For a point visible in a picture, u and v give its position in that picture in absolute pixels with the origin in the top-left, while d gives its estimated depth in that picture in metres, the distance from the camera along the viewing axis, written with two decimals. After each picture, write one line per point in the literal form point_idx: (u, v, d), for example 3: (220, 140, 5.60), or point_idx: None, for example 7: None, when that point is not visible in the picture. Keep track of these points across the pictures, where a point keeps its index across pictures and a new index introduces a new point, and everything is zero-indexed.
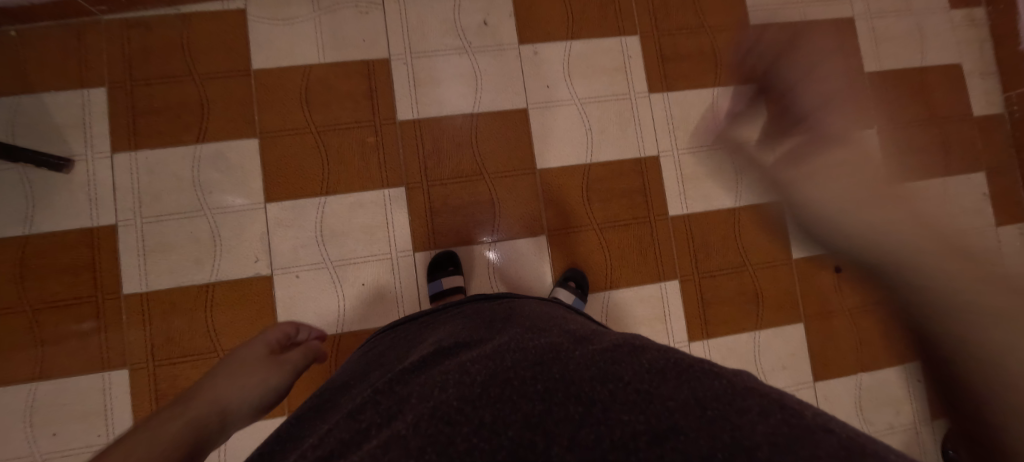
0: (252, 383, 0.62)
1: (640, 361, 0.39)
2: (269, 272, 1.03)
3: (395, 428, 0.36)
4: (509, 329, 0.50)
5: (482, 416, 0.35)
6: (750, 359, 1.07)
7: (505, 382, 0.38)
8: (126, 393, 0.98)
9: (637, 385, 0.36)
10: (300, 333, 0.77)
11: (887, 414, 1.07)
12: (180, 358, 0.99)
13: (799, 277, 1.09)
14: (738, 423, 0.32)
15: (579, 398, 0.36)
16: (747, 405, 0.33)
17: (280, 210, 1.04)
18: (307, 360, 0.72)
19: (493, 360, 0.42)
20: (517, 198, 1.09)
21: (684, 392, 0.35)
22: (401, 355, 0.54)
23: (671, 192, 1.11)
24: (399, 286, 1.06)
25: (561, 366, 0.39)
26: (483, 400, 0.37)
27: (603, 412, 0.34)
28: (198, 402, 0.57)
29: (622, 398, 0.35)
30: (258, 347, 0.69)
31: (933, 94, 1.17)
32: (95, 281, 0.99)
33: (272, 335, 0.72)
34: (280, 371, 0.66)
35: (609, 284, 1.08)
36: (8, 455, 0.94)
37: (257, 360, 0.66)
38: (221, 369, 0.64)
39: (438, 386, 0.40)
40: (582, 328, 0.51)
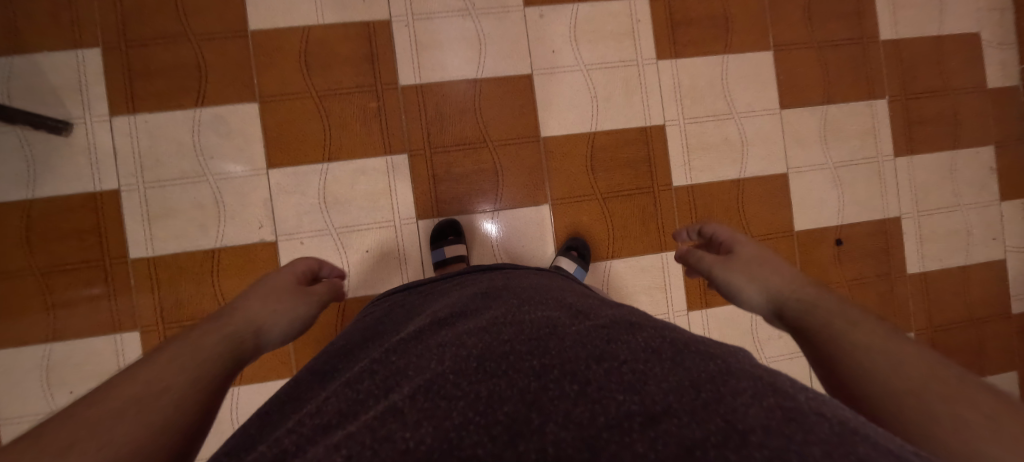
0: (284, 310, 0.64)
1: (634, 339, 0.39)
2: (273, 239, 1.03)
3: (389, 399, 0.34)
4: (505, 303, 0.50)
5: (478, 391, 0.34)
6: (747, 329, 1.10)
7: (501, 357, 0.38)
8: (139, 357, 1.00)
9: (632, 364, 0.36)
10: (325, 271, 0.78)
11: None
12: (189, 321, 1.01)
13: (800, 248, 1.09)
14: (732, 406, 0.31)
15: (575, 376, 0.35)
16: (740, 388, 0.33)
17: (282, 177, 1.04)
18: (326, 298, 0.72)
19: (490, 335, 0.41)
20: (521, 166, 1.08)
21: (679, 374, 0.34)
22: (398, 327, 0.54)
23: (676, 161, 1.10)
24: (403, 254, 1.07)
25: (557, 342, 0.39)
26: (479, 375, 0.36)
27: (598, 390, 0.33)
28: (234, 319, 0.59)
29: (618, 378, 0.34)
30: (285, 276, 0.70)
31: (948, 63, 1.14)
32: (102, 245, 1.00)
33: (299, 269, 0.73)
34: (307, 302, 0.68)
35: (611, 254, 1.09)
36: (27, 412, 0.98)
37: (284, 288, 0.67)
38: (257, 290, 0.65)
39: (435, 360, 0.39)
40: (578, 301, 0.52)
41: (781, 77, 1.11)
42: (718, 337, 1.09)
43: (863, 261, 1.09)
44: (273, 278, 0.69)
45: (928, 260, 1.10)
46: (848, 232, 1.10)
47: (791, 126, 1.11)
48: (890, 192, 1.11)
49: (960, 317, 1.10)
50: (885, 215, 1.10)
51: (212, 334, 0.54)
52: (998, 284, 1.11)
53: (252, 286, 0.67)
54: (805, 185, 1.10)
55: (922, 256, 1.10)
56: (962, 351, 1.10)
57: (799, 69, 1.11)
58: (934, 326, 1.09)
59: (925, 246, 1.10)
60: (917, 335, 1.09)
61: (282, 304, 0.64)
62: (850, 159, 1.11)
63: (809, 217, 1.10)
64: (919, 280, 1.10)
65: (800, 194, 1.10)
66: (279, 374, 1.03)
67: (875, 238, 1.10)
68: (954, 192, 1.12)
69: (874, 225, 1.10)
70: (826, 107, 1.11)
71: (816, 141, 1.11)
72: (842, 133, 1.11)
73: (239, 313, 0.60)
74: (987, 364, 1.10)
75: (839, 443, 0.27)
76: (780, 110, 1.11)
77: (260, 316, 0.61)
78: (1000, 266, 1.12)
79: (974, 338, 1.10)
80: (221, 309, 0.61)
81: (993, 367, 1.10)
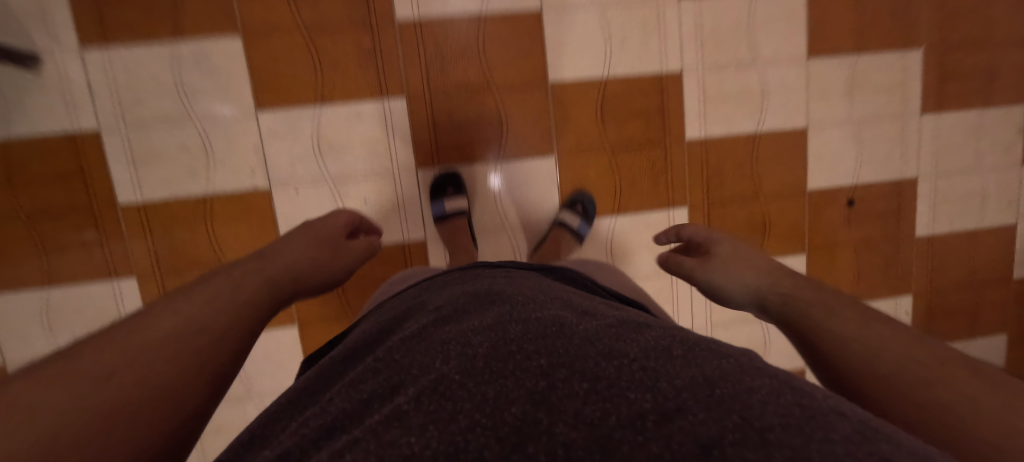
0: (327, 264, 0.66)
1: (644, 338, 0.39)
2: (267, 186, 0.99)
3: (392, 403, 0.32)
4: (507, 298, 0.49)
5: (484, 391, 0.32)
6: None
7: (507, 355, 0.36)
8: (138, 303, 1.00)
9: (642, 362, 0.35)
10: (362, 226, 0.79)
11: None
12: (185, 269, 1.00)
13: (810, 208, 1.06)
14: (748, 403, 0.30)
15: (583, 374, 0.33)
16: (756, 386, 0.32)
17: (273, 121, 0.98)
18: (367, 253, 0.75)
19: (494, 334, 0.40)
20: (527, 114, 1.02)
21: (689, 372, 0.33)
22: (398, 321, 0.51)
23: (691, 113, 1.04)
24: (402, 204, 1.03)
25: (564, 340, 0.38)
26: (484, 375, 0.34)
27: (609, 389, 0.32)
28: (277, 261, 0.60)
29: (629, 376, 0.33)
30: (326, 225, 0.71)
31: (995, 10, 1.04)
32: (88, 189, 0.96)
33: (341, 223, 0.73)
34: (346, 258, 0.70)
35: (617, 209, 1.06)
36: (33, 352, 0.99)
37: (326, 238, 0.69)
38: (298, 235, 0.66)
39: (439, 359, 0.37)
40: (581, 300, 0.50)
41: (812, 21, 1.02)
42: None
43: (873, 222, 1.07)
44: (318, 225, 0.70)
45: (938, 223, 1.08)
46: (862, 192, 1.07)
47: (816, 77, 1.04)
48: (911, 152, 1.06)
49: (960, 280, 1.09)
50: (902, 176, 1.06)
51: (259, 274, 0.56)
52: (1005, 249, 1.10)
53: (296, 230, 0.68)
54: (824, 142, 1.05)
55: (933, 219, 1.08)
56: (957, 313, 1.10)
57: (833, 12, 1.02)
58: (933, 289, 1.09)
59: (937, 209, 1.08)
60: (915, 297, 1.09)
61: (325, 257, 0.66)
62: (874, 115, 1.05)
63: (823, 176, 1.06)
64: (926, 243, 1.08)
65: (817, 151, 1.05)
66: (280, 320, 1.03)
67: (888, 199, 1.07)
68: (976, 153, 1.07)
69: (889, 185, 1.07)
70: (856, 57, 1.03)
71: (841, 95, 1.04)
72: (869, 86, 1.05)
73: (281, 256, 0.61)
74: (978, 327, 1.11)
75: (861, 441, 0.26)
76: (807, 59, 1.03)
77: (306, 262, 0.63)
78: (1010, 231, 1.09)
79: (971, 301, 1.10)
80: (264, 249, 0.62)
81: (984, 330, 1.12)
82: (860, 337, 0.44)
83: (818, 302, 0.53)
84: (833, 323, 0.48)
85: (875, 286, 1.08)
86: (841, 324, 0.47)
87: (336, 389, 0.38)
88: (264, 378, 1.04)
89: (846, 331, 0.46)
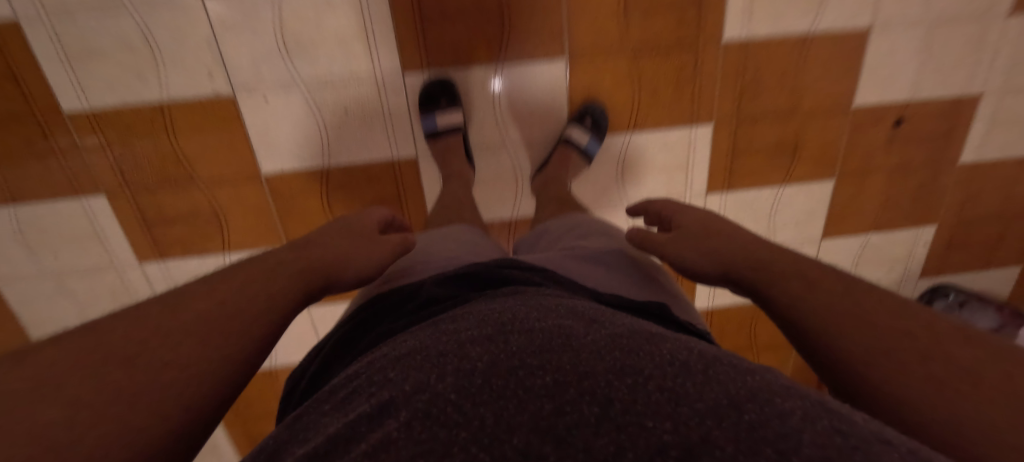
0: (360, 260, 0.58)
1: (659, 352, 0.41)
2: (229, 93, 0.86)
3: (396, 419, 0.34)
4: (509, 296, 0.49)
5: (488, 415, 0.34)
6: (764, 216, 0.99)
7: (512, 373, 0.38)
8: (168, 284, 0.96)
9: (659, 382, 0.37)
10: (399, 225, 0.70)
11: (879, 269, 1.02)
12: (157, 187, 0.90)
13: (852, 128, 0.94)
14: (779, 429, 0.32)
15: (592, 397, 0.36)
16: (792, 410, 0.34)
17: (225, 9, 0.81)
18: (404, 245, 0.63)
19: (496, 344, 0.41)
20: (534, 5, 0.84)
21: (709, 395, 0.36)
22: (395, 305, 0.52)
23: (735, 6, 0.85)
24: (389, 116, 0.90)
25: (571, 357, 0.40)
26: (490, 396, 0.36)
27: (621, 415, 0.34)
28: (307, 253, 0.54)
29: (644, 401, 0.35)
30: (357, 217, 0.65)
31: None
32: (24, 94, 0.83)
33: (377, 216, 0.66)
34: (378, 251, 0.60)
35: (633, 125, 0.94)
36: (18, 271, 0.94)
37: (355, 228, 0.62)
38: (331, 228, 0.61)
39: (435, 373, 0.38)
40: (580, 297, 0.51)
41: None
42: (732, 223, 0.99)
43: (917, 145, 0.95)
44: (350, 223, 0.63)
45: (989, 147, 0.95)
46: (915, 111, 0.93)
47: None
48: (985, 62, 0.90)
49: (992, 212, 0.99)
50: (966, 91, 0.91)
51: (287, 264, 0.51)
52: None
53: (329, 227, 0.61)
54: (886, 47, 0.88)
55: (984, 143, 0.95)
56: (981, 246, 1.02)
57: None
58: (960, 221, 1.00)
59: (993, 131, 0.94)
60: (941, 228, 1.00)
61: (356, 253, 0.58)
62: (956, 13, 0.87)
63: (874, 91, 0.91)
64: (968, 171, 0.97)
65: (875, 59, 0.89)
66: (266, 241, 0.95)
67: (941, 119, 0.93)
68: None
69: (948, 102, 0.92)
70: None
71: None
72: None
73: (310, 249, 0.55)
74: (996, 258, 1.03)
75: None
76: None
77: (333, 254, 0.56)
78: None
79: (997, 234, 1.01)
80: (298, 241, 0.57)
81: (1000, 261, 1.03)
82: (879, 321, 0.40)
83: (843, 273, 0.47)
84: (839, 301, 0.43)
85: (901, 216, 0.99)
86: (881, 301, 0.42)
87: (345, 391, 0.40)
88: None
89: (854, 314, 0.41)
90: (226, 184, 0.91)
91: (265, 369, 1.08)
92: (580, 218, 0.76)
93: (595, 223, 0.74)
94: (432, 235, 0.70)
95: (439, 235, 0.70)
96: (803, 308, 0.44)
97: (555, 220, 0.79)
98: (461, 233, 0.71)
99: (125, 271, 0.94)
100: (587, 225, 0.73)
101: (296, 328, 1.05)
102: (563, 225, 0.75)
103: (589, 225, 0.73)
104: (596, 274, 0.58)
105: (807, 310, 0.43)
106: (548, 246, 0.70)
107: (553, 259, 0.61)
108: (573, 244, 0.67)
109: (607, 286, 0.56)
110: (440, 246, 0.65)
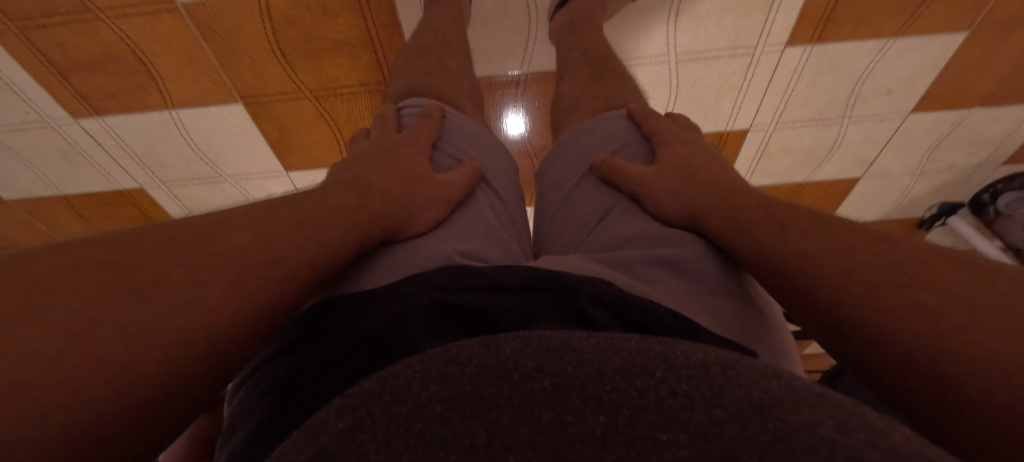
0: (422, 201, 0.42)
1: (668, 350, 0.28)
2: None
3: (373, 439, 0.22)
4: (483, 269, 0.35)
5: (478, 430, 0.22)
6: (852, 80, 0.76)
7: (503, 375, 0.25)
8: (184, 212, 0.93)
9: (671, 385, 0.25)
10: (446, 142, 0.52)
11: (960, 152, 0.84)
12: (46, 19, 0.66)
13: None
14: (810, 442, 0.20)
15: (595, 402, 0.23)
16: (815, 416, 0.22)
17: None
18: (475, 172, 0.48)
19: (487, 345, 0.28)
20: None
21: (730, 395, 0.24)
22: (367, 270, 0.37)
23: None
24: None
25: (568, 355, 0.27)
26: (480, 408, 0.23)
27: (631, 427, 0.22)
28: (357, 190, 0.39)
29: (655, 406, 0.23)
30: (395, 134, 0.49)
31: None
32: None
33: (427, 134, 0.50)
34: (443, 187, 0.44)
35: None
36: None
37: (406, 149, 0.47)
38: (368, 156, 0.45)
39: (416, 379, 0.25)
40: (627, 293, 0.33)
41: None
42: (808, 85, 0.76)
43: None
44: (398, 146, 0.46)
45: None
46: None
47: None
48: None
49: None
50: None
51: (345, 212, 0.37)
52: None
53: (368, 151, 0.46)
54: None
55: None
56: None
57: None
58: None
59: None
60: None
61: (417, 195, 0.42)
62: None
63: None
64: None
65: None
66: (215, 97, 0.76)
67: None
68: None
69: None
70: None
71: None
72: None
73: (342, 179, 0.41)
74: None
75: None
76: None
77: (402, 189, 0.42)
78: None
79: None
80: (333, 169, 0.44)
81: None
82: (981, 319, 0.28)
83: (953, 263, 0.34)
84: (947, 274, 0.30)
85: None
86: None
87: (223, 370, 0.27)
88: (229, 160, 0.85)
89: (942, 288, 0.29)
90: (136, 15, 0.67)
91: None
92: (605, 118, 0.56)
93: (625, 135, 0.54)
94: (474, 146, 0.53)
95: (480, 151, 0.53)
96: (864, 262, 0.32)
97: (581, 123, 0.59)
98: (489, 145, 0.56)
99: (63, 128, 0.78)
100: (612, 137, 0.54)
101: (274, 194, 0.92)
102: (576, 140, 0.56)
103: (620, 137, 0.54)
104: (684, 207, 0.43)
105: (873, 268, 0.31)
106: (562, 239, 0.49)
107: (565, 259, 0.38)
108: (615, 209, 0.47)
109: (658, 283, 0.36)
110: (502, 183, 0.52)
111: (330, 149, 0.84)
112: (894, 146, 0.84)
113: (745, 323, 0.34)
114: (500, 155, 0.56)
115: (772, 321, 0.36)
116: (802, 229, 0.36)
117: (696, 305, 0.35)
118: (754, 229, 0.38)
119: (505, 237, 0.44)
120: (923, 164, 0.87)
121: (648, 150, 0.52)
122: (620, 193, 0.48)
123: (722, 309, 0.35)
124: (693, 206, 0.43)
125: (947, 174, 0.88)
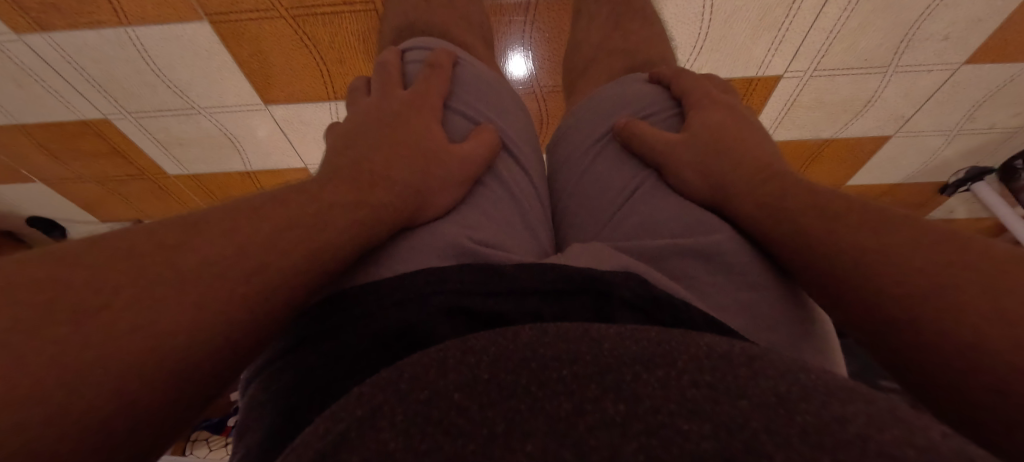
0: (437, 180, 0.38)
1: (696, 338, 0.23)
2: None
3: (392, 426, 0.18)
4: (505, 267, 0.30)
5: (498, 419, 0.18)
6: (909, 22, 0.66)
7: (520, 361, 0.21)
8: (182, 171, 0.92)
9: (697, 374, 0.20)
10: (458, 99, 0.47)
11: (1004, 112, 0.78)
12: None
13: None
14: (843, 440, 0.16)
15: (616, 390, 0.19)
16: (848, 409, 0.18)
17: None
18: (496, 139, 0.44)
19: (503, 331, 0.24)
20: None
21: (761, 384, 0.19)
22: (377, 258, 0.33)
23: None
24: None
25: (586, 341, 0.23)
26: (498, 395, 0.20)
27: (652, 413, 0.18)
28: (363, 165, 0.36)
29: (680, 397, 0.19)
30: (400, 91, 0.44)
31: None
32: None
33: (438, 89, 0.45)
34: (453, 157, 0.40)
35: None
36: None
37: (412, 110, 0.42)
38: (371, 118, 0.41)
39: (432, 366, 0.21)
40: (663, 292, 0.30)
41: None
42: (858, 25, 0.67)
43: None
44: (404, 103, 0.42)
45: None
46: None
47: None
48: None
49: None
50: None
51: (349, 195, 0.33)
52: None
53: (372, 110, 0.41)
54: None
55: None
56: None
57: None
58: None
59: None
60: None
61: (427, 167, 0.38)
62: None
63: None
64: None
65: None
66: (174, 13, 0.65)
67: None
68: None
69: None
70: None
71: None
72: None
73: (345, 151, 0.37)
74: None
75: None
76: None
77: (412, 167, 0.37)
78: None
79: None
80: (336, 133, 0.40)
81: None
82: None
83: None
84: (1002, 263, 0.26)
85: None
86: None
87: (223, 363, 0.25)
88: (201, 90, 0.76)
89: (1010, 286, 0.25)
90: None
91: (241, 172, 0.92)
92: (623, 84, 0.53)
93: (651, 99, 0.49)
94: (488, 102, 0.49)
95: (495, 107, 0.49)
96: (925, 259, 0.27)
97: (592, 93, 0.56)
98: (503, 99, 0.51)
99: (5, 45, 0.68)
100: (641, 101, 0.50)
101: (257, 129, 0.83)
102: (597, 104, 0.52)
103: (645, 100, 0.49)
104: (719, 183, 0.39)
105: (925, 265, 0.27)
106: (582, 216, 0.45)
107: (592, 248, 0.35)
108: (647, 188, 0.43)
109: (700, 284, 0.33)
110: (522, 147, 0.48)
111: (311, 83, 0.76)
112: (935, 103, 0.77)
113: (790, 325, 0.31)
114: (518, 114, 0.52)
115: (816, 321, 0.33)
116: (854, 216, 0.31)
117: (740, 305, 0.31)
118: (795, 216, 0.33)
119: (529, 224, 0.41)
120: (960, 124, 0.80)
121: (670, 120, 0.47)
122: (649, 171, 0.44)
123: (762, 307, 0.32)
124: (721, 180, 0.39)
125: (983, 135, 0.83)
